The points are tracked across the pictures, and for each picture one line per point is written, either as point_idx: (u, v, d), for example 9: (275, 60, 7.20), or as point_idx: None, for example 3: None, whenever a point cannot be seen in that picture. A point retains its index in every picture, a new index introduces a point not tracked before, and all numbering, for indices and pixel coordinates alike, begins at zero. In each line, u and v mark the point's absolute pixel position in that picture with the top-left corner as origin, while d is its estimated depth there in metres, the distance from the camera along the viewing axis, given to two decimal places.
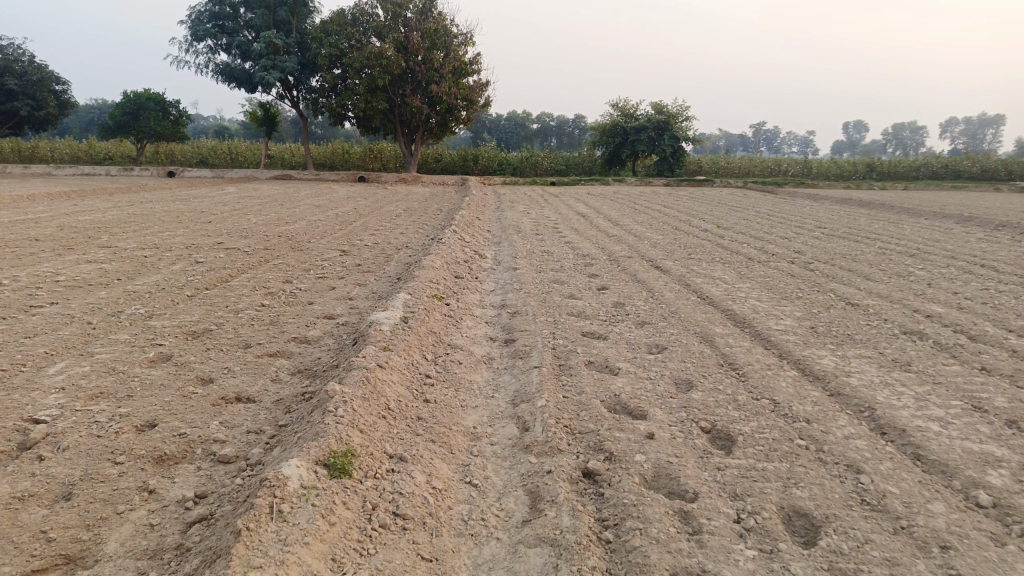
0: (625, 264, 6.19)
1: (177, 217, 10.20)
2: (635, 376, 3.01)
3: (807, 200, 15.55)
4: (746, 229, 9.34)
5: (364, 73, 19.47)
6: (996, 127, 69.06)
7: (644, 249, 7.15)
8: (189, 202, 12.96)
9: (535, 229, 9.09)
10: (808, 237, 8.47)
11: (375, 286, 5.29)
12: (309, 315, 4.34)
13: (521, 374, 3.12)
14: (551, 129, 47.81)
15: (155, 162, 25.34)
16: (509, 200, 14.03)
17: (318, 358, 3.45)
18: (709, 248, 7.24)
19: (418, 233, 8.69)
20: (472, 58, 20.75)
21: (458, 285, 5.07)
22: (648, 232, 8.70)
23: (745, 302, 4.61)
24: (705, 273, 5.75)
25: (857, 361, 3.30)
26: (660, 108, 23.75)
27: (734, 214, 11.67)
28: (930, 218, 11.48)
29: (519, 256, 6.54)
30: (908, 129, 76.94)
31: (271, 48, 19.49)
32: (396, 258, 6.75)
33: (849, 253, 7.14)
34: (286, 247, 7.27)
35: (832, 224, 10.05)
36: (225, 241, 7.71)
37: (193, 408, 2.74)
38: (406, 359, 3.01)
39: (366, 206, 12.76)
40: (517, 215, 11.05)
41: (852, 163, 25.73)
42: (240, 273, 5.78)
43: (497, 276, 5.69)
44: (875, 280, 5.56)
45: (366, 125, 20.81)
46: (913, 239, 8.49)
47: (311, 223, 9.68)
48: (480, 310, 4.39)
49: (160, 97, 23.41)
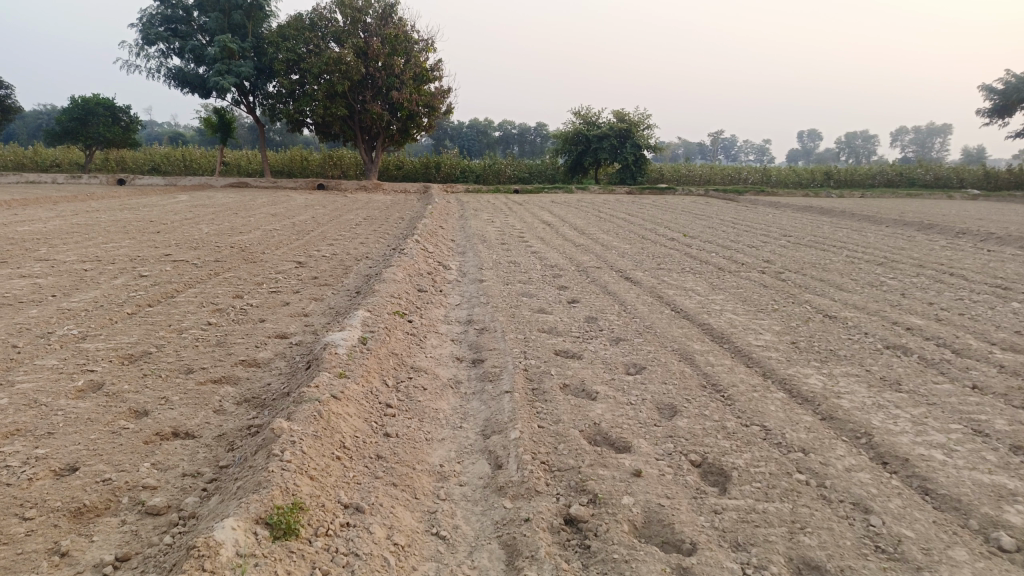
0: (594, 275, 5.99)
1: (124, 227, 9.72)
2: (614, 401, 2.78)
3: (769, 207, 15.60)
4: (712, 237, 9.23)
5: (323, 79, 19.06)
6: (942, 136, 71.27)
7: (612, 258, 6.96)
8: (138, 211, 12.43)
9: (500, 238, 8.84)
10: (775, 245, 8.39)
11: (332, 301, 4.99)
12: (259, 335, 4.03)
13: (491, 400, 2.87)
14: (513, 136, 47.76)
15: (104, 169, 24.50)
16: (472, 209, 13.78)
17: (267, 385, 3.15)
18: (678, 257, 7.09)
19: (378, 243, 8.39)
20: (433, 65, 20.49)
21: (421, 299, 4.80)
22: (615, 240, 8.53)
23: (721, 315, 4.42)
24: (678, 283, 5.58)
25: (845, 380, 3.13)
26: (622, 116, 23.76)
27: (699, 222, 11.60)
28: (891, 226, 11.54)
29: (484, 267, 6.28)
30: (859, 138, 78.87)
31: (226, 52, 18.96)
32: (355, 270, 6.45)
33: (818, 261, 7.04)
34: (239, 259, 6.91)
35: (797, 232, 10.01)
36: (173, 253, 7.30)
37: (121, 447, 2.43)
38: (364, 387, 2.74)
39: (324, 215, 12.39)
40: (481, 223, 10.80)
41: (810, 171, 26.08)
42: (187, 287, 5.42)
43: (462, 289, 5.43)
44: (849, 290, 5.44)
45: (324, 132, 20.38)
46: (878, 247, 8.47)
47: (267, 233, 9.29)
48: (445, 328, 4.13)
49: (110, 102, 22.64)
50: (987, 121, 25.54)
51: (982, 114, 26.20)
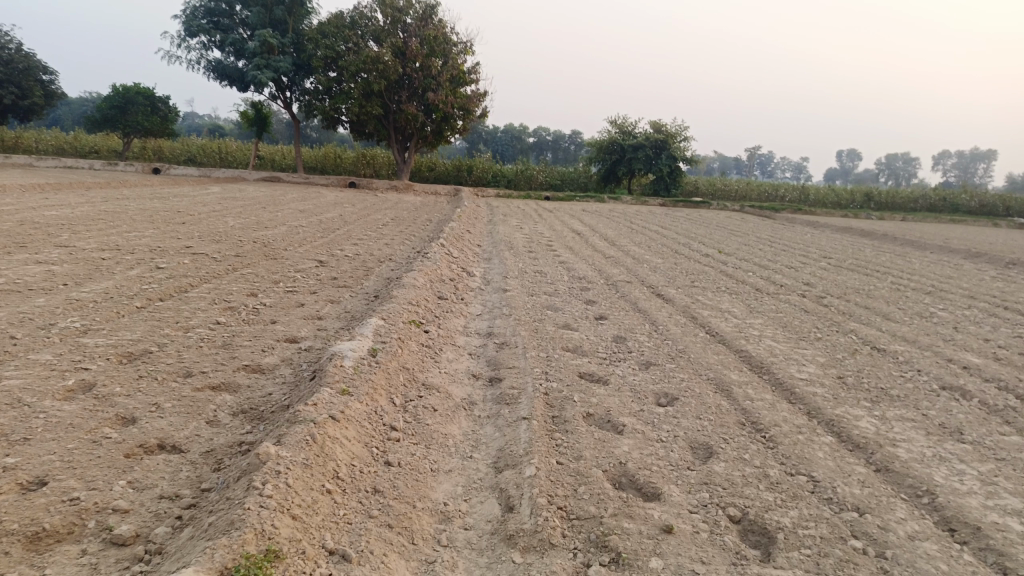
0: (625, 290, 5.71)
1: (151, 216, 9.66)
2: (643, 437, 2.51)
3: (807, 227, 15.16)
4: (748, 255, 8.89)
5: (360, 77, 19.01)
6: (986, 162, 69.54)
7: (644, 273, 6.68)
8: (168, 201, 12.41)
9: (528, 245, 8.60)
10: (814, 267, 8.04)
11: (349, 305, 4.79)
12: (268, 337, 3.83)
13: (507, 428, 2.62)
14: (547, 143, 47.57)
15: (141, 158, 24.75)
16: (502, 214, 13.57)
17: (267, 395, 2.93)
18: (712, 275, 6.78)
19: (404, 245, 8.20)
20: (470, 67, 20.36)
21: (440, 308, 4.56)
22: (647, 254, 8.24)
23: (760, 342, 4.12)
24: (712, 304, 5.29)
25: (900, 425, 2.82)
26: (658, 127, 23.41)
27: (735, 239, 11.24)
28: (936, 252, 11.07)
29: (509, 276, 6.04)
30: (900, 160, 77.32)
31: (265, 47, 19.01)
32: (376, 272, 6.25)
33: (861, 287, 6.69)
34: (260, 255, 6.75)
35: (838, 255, 9.61)
36: (194, 245, 7.17)
37: (98, 460, 2.22)
38: (368, 406, 2.50)
39: (353, 213, 12.26)
40: (510, 229, 10.57)
41: (849, 192, 25.46)
42: (202, 283, 5.25)
43: (485, 298, 5.19)
44: (897, 321, 5.10)
45: (359, 130, 20.34)
46: (925, 275, 8.06)
47: (293, 229, 9.15)
48: (463, 340, 3.89)
49: (150, 92, 22.86)
50: None
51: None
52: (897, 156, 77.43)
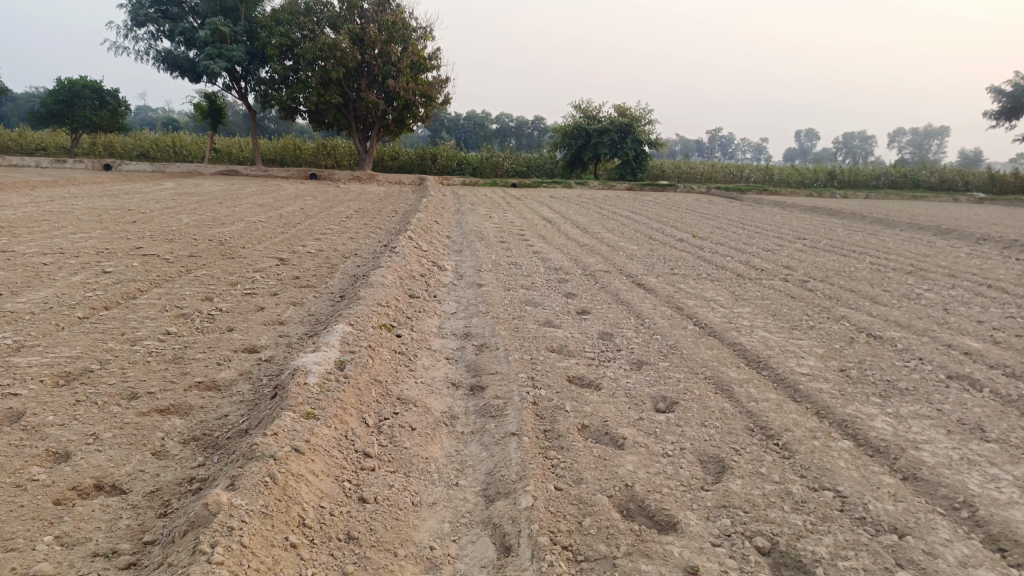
0: (604, 280, 5.47)
1: (99, 215, 9.14)
2: (646, 452, 2.25)
3: (775, 207, 15.10)
4: (723, 239, 8.72)
5: (317, 66, 18.43)
6: (940, 139, 70.98)
7: (621, 261, 6.46)
8: (119, 199, 11.83)
9: (499, 235, 8.31)
10: (791, 249, 7.88)
11: (313, 308, 4.46)
12: (224, 348, 3.50)
13: (495, 446, 2.34)
14: (510, 129, 47.21)
15: (92, 154, 23.83)
16: (469, 203, 13.26)
17: (222, 417, 2.62)
18: (691, 262, 6.58)
19: (369, 238, 7.85)
20: (431, 53, 19.91)
21: (412, 307, 4.26)
22: (621, 241, 8.02)
23: (752, 333, 3.91)
24: (696, 292, 5.07)
25: (919, 424, 2.61)
26: (623, 110, 23.20)
27: (707, 222, 11.09)
28: (907, 230, 11.05)
29: (482, 269, 5.75)
30: (857, 138, 78.61)
31: (217, 35, 18.32)
32: (341, 269, 5.91)
33: (842, 269, 6.54)
34: (215, 254, 6.37)
35: (812, 235, 9.51)
36: (145, 246, 6.73)
37: (21, 511, 1.89)
38: (337, 430, 2.20)
39: (314, 207, 11.85)
40: (478, 219, 10.26)
41: (813, 171, 25.57)
42: (152, 287, 4.87)
43: (458, 294, 4.90)
44: (886, 304, 4.94)
45: (318, 120, 19.77)
46: (901, 254, 7.97)
47: (251, 225, 8.73)
48: (438, 344, 3.59)
49: (98, 85, 21.96)
50: (994, 123, 25.06)
51: (990, 116, 25.70)
52: (854, 135, 78.72)
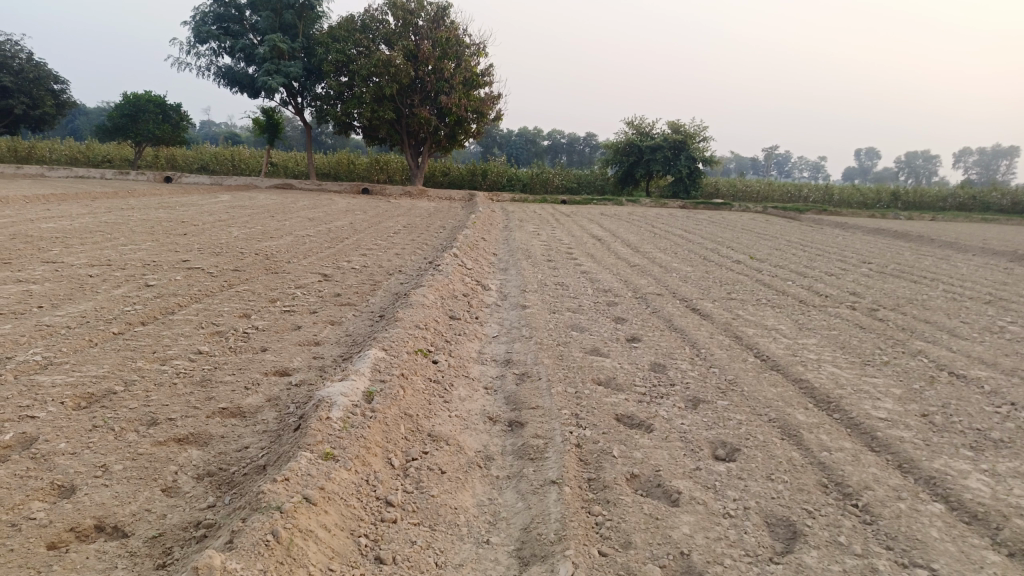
0: (655, 304, 5.18)
1: (151, 227, 9.24)
2: (705, 511, 1.98)
3: (836, 229, 14.52)
4: (782, 262, 8.32)
5: (371, 81, 18.59)
6: (1010, 159, 68.14)
7: (674, 284, 6.16)
8: (174, 211, 12.01)
9: (547, 254, 8.08)
10: (856, 274, 7.45)
11: (350, 327, 4.30)
12: (254, 370, 3.36)
13: (532, 496, 2.09)
14: (562, 145, 47.12)
15: (154, 167, 24.53)
16: (518, 219, 13.09)
17: (241, 450, 2.44)
18: (748, 286, 6.24)
19: (415, 255, 7.72)
20: (484, 70, 19.91)
21: (452, 330, 4.06)
22: (674, 262, 7.71)
23: (820, 369, 3.59)
24: (755, 320, 4.75)
25: (1021, 485, 2.27)
26: (677, 127, 22.81)
27: (764, 243, 10.67)
28: (979, 254, 10.44)
29: (528, 289, 5.54)
30: (920, 157, 76.11)
31: (275, 52, 18.65)
32: (384, 287, 5.77)
33: (913, 297, 6.10)
34: (259, 268, 6.30)
35: (877, 259, 9.04)
36: (191, 259, 6.70)
37: (10, 557, 1.73)
38: (357, 475, 1.99)
39: (363, 221, 11.84)
40: (526, 236, 10.06)
41: (875, 191, 24.69)
42: (191, 303, 4.78)
43: (502, 316, 4.68)
44: (965, 337, 4.54)
45: (371, 135, 19.94)
46: (977, 281, 7.46)
47: (298, 239, 8.70)
48: (477, 372, 3.37)
49: (161, 100, 22.59)
50: None
51: None
52: (917, 154, 76.25)
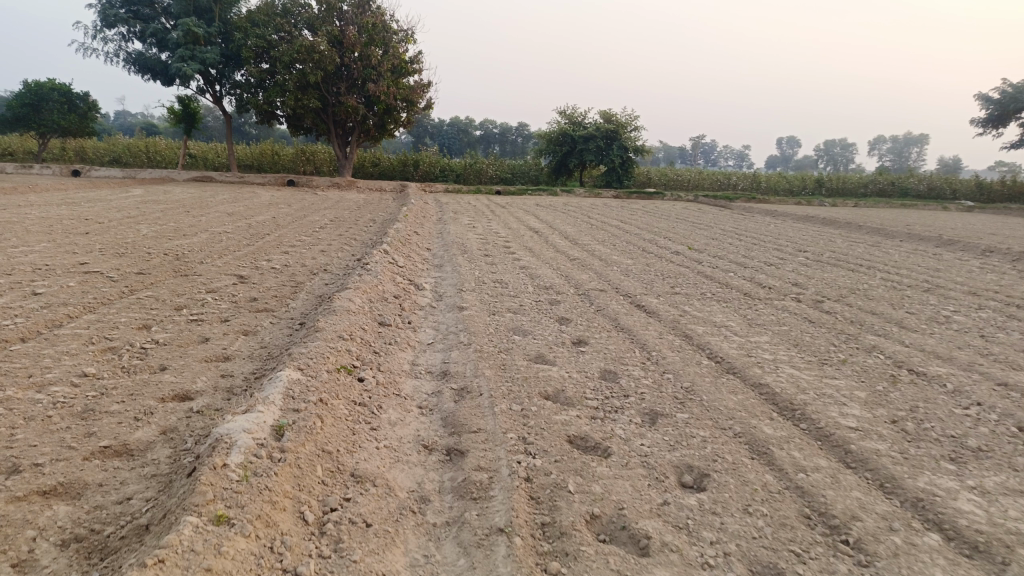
0: (599, 301, 4.91)
1: (50, 226, 8.44)
2: (680, 562, 1.69)
3: (767, 216, 14.68)
4: (720, 252, 8.21)
5: (295, 68, 17.77)
6: (920, 146, 71.48)
7: (615, 278, 5.92)
8: (79, 207, 11.11)
9: (482, 247, 7.73)
10: (794, 263, 7.38)
11: (267, 338, 3.86)
12: (147, 396, 2.90)
13: (476, 551, 1.75)
14: (493, 135, 46.74)
15: (61, 159, 23.00)
16: (452, 211, 12.69)
17: (122, 502, 2.01)
18: (691, 279, 6.06)
19: (343, 252, 7.26)
20: (413, 57, 19.33)
21: (381, 339, 3.66)
22: (614, 254, 7.49)
23: (779, 371, 3.36)
24: (704, 316, 4.53)
25: (1016, 505, 2.07)
26: (609, 117, 22.77)
27: (701, 232, 10.59)
28: (907, 240, 10.63)
29: (464, 288, 5.18)
30: (838, 146, 79.06)
31: (190, 37, 17.61)
32: (307, 289, 5.31)
33: (855, 286, 6.03)
34: (168, 271, 5.74)
35: (812, 247, 9.05)
36: (90, 261, 6.07)
37: None
38: (257, 545, 1.61)
39: (287, 215, 11.22)
40: (461, 229, 9.68)
41: (800, 178, 25.29)
42: (83, 313, 4.24)
43: (436, 319, 4.31)
44: (914, 330, 4.43)
45: (296, 125, 19.12)
46: (910, 268, 7.51)
47: (215, 237, 8.09)
48: (410, 388, 3.00)
49: (67, 87, 21.15)
50: (981, 130, 24.92)
51: (976, 124, 25.57)
52: (834, 142, 79.18)
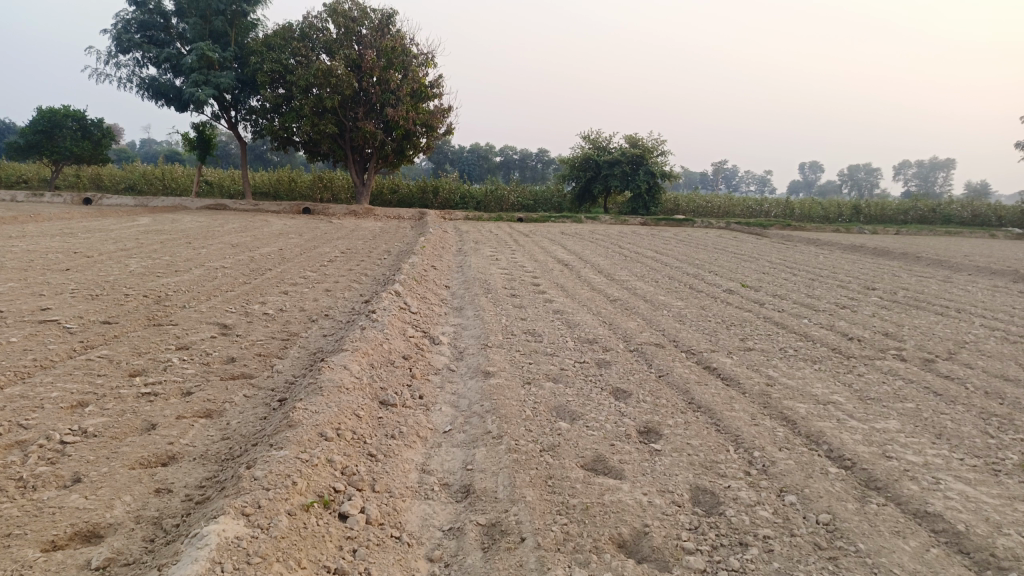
0: (658, 361, 3.95)
1: (30, 261, 7.64)
2: None
3: (811, 246, 13.66)
4: (778, 290, 7.20)
5: (312, 93, 17.10)
6: (946, 171, 70.08)
7: (670, 327, 4.97)
8: (74, 239, 10.35)
9: (507, 285, 6.81)
10: (870, 306, 6.36)
11: (232, 424, 2.92)
12: (27, 539, 1.96)
13: None
14: (514, 162, 46.21)
15: (75, 187, 22.53)
16: (473, 241, 11.84)
17: None
18: (762, 329, 5.08)
19: (350, 292, 6.36)
20: (433, 81, 18.63)
21: (380, 430, 2.70)
22: (660, 293, 6.55)
23: (946, 487, 2.36)
24: (799, 387, 3.55)
25: None
26: (635, 141, 21.89)
27: (748, 265, 9.62)
28: (978, 275, 9.56)
29: (491, 343, 4.24)
30: (862, 171, 77.99)
31: (204, 61, 17.04)
32: (301, 343, 4.40)
33: (960, 338, 5.00)
34: (139, 319, 4.87)
35: (881, 285, 8.03)
36: (53, 306, 5.20)
37: None
38: None
39: (295, 247, 10.40)
40: (483, 262, 8.77)
41: (836, 204, 24.20)
42: (9, 382, 3.34)
43: (456, 391, 3.36)
44: None
45: (313, 150, 18.45)
46: (1006, 311, 6.47)
47: (210, 273, 7.25)
48: (416, 521, 2.05)
49: (81, 114, 20.67)
50: None
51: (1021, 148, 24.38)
52: (858, 168, 78.16)
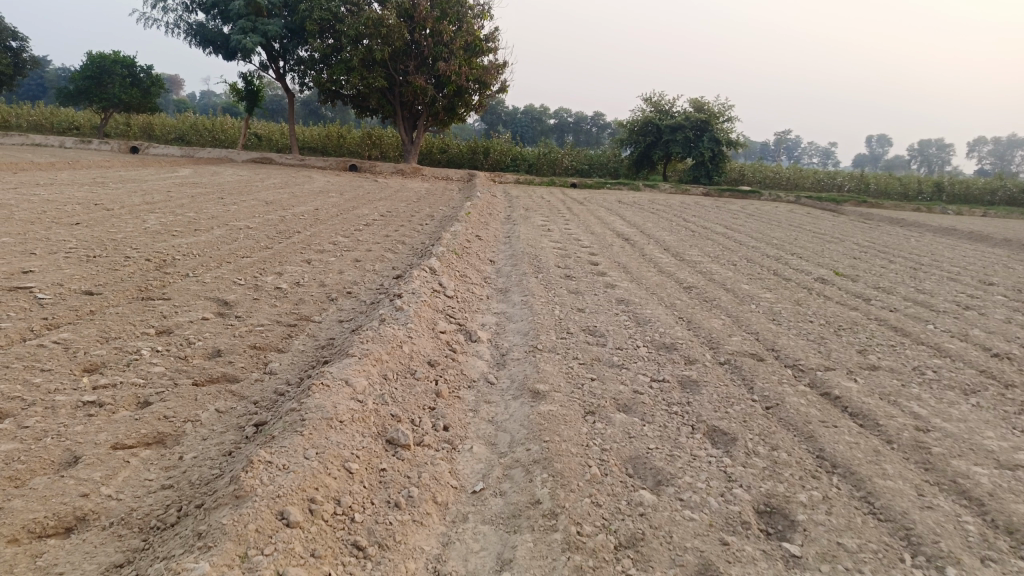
0: (761, 383, 3.00)
1: (41, 212, 6.99)
2: None
3: (897, 227, 12.29)
4: (880, 282, 6.10)
5: (362, 44, 16.19)
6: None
7: (765, 329, 3.99)
8: (103, 189, 9.75)
9: (561, 263, 5.88)
10: (1001, 309, 5.24)
11: (185, 462, 2.11)
12: None
13: None
14: (568, 125, 44.73)
15: (125, 135, 22.22)
16: (523, 207, 10.90)
17: None
18: (881, 336, 4.07)
19: (382, 264, 5.53)
20: (489, 34, 17.51)
21: (382, 494, 1.86)
22: (742, 281, 5.54)
23: None
24: (965, 437, 2.57)
25: None
26: (700, 106, 20.41)
27: (835, 248, 8.45)
28: None
29: (541, 343, 3.36)
30: (934, 147, 73.91)
31: (253, 8, 16.25)
32: (309, 330, 3.59)
33: None
34: (126, 291, 4.10)
35: (1000, 279, 6.83)
36: (34, 269, 4.47)
37: None
38: None
39: (333, 207, 9.63)
40: (533, 233, 7.84)
41: (916, 180, 22.36)
42: None
43: (494, 420, 2.49)
44: None
45: (361, 105, 17.64)
46: None
47: (228, 235, 6.48)
48: None
49: (131, 61, 20.18)
50: None
51: None
52: (930, 143, 74.11)
